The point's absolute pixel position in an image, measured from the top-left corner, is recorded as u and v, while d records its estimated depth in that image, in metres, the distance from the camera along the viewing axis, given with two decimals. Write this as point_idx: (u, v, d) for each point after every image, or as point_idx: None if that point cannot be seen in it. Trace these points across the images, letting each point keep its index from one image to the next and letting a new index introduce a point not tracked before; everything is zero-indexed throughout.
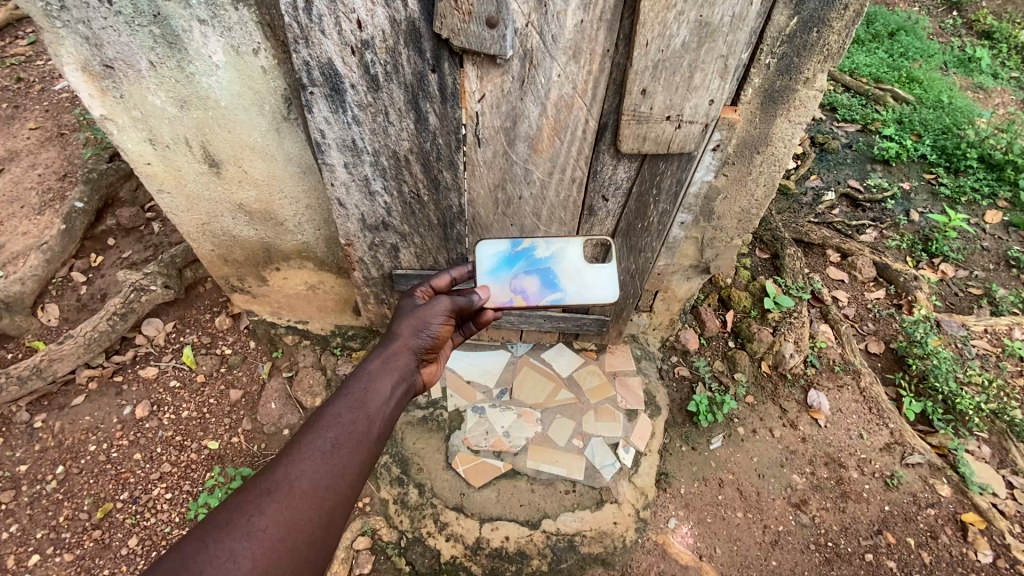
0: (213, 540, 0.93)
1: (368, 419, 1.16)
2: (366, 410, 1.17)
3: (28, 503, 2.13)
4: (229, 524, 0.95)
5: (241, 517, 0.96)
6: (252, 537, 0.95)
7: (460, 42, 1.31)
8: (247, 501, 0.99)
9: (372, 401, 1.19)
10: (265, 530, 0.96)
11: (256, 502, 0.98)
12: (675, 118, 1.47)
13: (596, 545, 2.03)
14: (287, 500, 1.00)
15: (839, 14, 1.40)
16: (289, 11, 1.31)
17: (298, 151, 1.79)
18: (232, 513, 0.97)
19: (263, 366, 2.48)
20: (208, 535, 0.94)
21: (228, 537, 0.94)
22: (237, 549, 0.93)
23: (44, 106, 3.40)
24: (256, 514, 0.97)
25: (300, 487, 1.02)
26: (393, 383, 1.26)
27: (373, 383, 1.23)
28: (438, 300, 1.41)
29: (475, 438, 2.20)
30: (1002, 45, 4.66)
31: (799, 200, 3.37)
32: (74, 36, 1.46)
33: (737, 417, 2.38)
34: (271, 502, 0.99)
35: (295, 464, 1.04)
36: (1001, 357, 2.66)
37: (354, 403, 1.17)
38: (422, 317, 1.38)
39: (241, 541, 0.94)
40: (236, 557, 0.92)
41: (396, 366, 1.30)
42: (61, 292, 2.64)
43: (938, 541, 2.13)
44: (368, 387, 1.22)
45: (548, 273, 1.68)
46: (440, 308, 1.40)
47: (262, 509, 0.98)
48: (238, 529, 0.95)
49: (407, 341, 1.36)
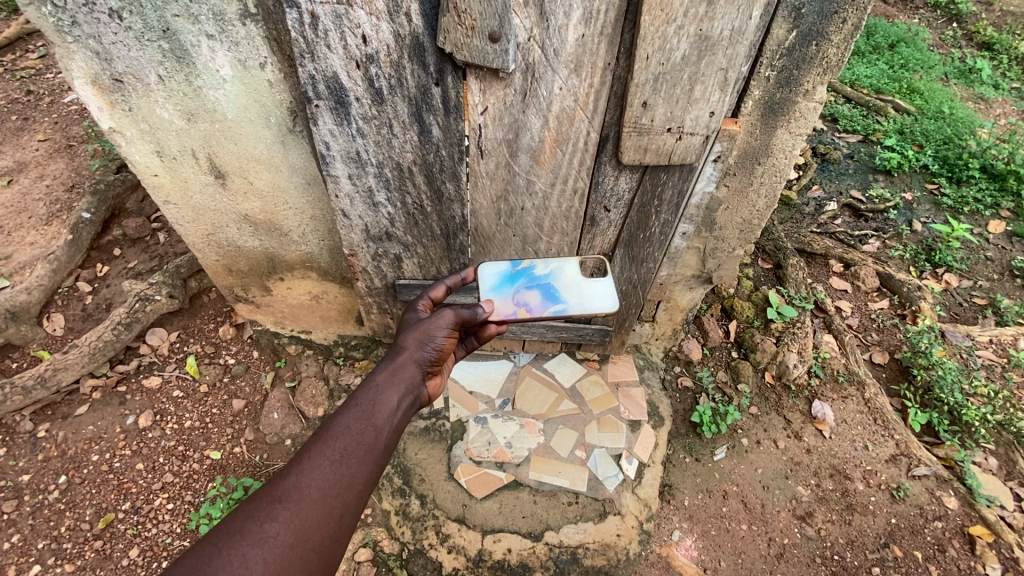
0: (226, 546, 0.94)
1: (376, 429, 1.16)
2: (374, 420, 1.17)
3: (30, 513, 2.13)
4: (241, 531, 0.96)
5: (252, 524, 0.97)
6: (264, 544, 0.96)
7: (463, 56, 1.33)
8: (258, 508, 0.99)
9: (380, 411, 1.19)
10: (278, 538, 0.97)
11: (268, 510, 0.99)
12: (675, 130, 1.48)
13: (598, 558, 2.01)
14: (297, 508, 1.01)
15: (838, 28, 1.41)
16: (295, 27, 1.33)
17: (303, 162, 1.81)
18: (244, 519, 0.97)
19: (265, 376, 2.49)
20: (221, 540, 0.95)
21: (240, 543, 0.95)
22: (250, 555, 0.94)
23: (53, 118, 3.44)
24: (269, 520, 0.98)
25: (311, 495, 1.03)
26: (401, 393, 1.26)
27: (382, 394, 1.23)
28: (443, 313, 1.41)
29: (477, 448, 2.19)
30: (1002, 56, 4.68)
31: (802, 209, 3.38)
32: (85, 51, 1.49)
33: (741, 428, 2.37)
34: (282, 510, 0.99)
35: (306, 473, 1.04)
36: (1006, 367, 2.64)
37: (363, 412, 1.17)
38: (427, 329, 1.38)
39: (252, 549, 0.95)
40: (248, 563, 0.93)
41: (403, 378, 1.30)
42: (67, 301, 2.66)
43: (945, 555, 2.11)
44: (377, 397, 1.21)
45: (549, 288, 1.71)
46: (445, 320, 1.40)
47: (274, 516, 0.98)
48: (250, 536, 0.95)
49: (413, 352, 1.36)
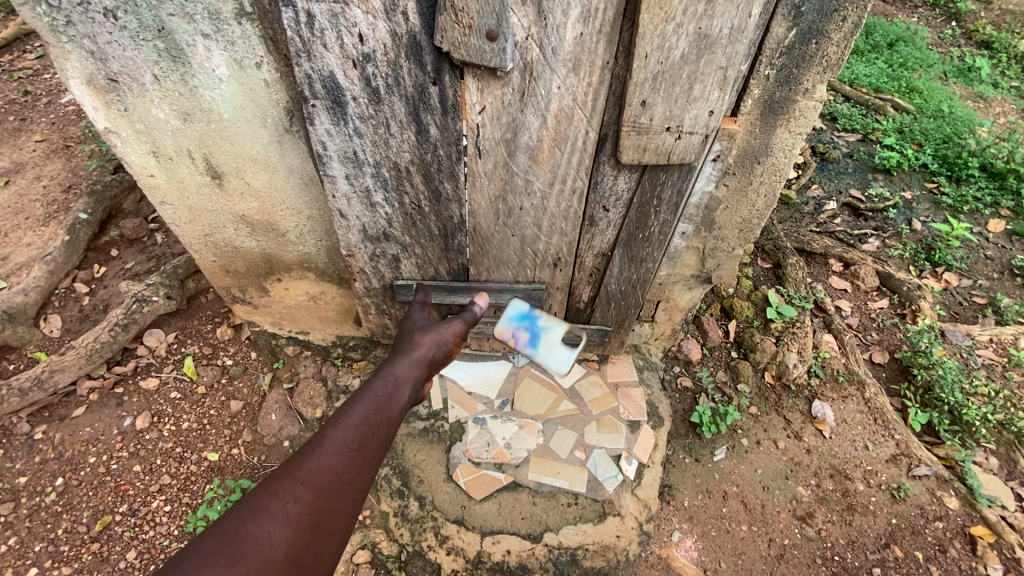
0: (251, 523, 0.96)
1: (391, 420, 1.21)
2: (389, 412, 1.22)
3: (27, 515, 2.12)
4: (264, 509, 0.98)
5: (273, 504, 0.99)
6: (287, 523, 0.98)
7: (460, 55, 1.32)
8: (278, 489, 1.02)
9: (393, 404, 1.24)
10: (299, 518, 1.00)
11: (291, 490, 1.02)
12: (674, 129, 1.47)
13: (598, 560, 2.01)
14: (318, 490, 1.04)
15: (838, 26, 1.40)
16: (291, 26, 1.32)
17: (300, 162, 1.80)
18: (266, 499, 1.00)
19: (263, 378, 2.48)
20: (244, 517, 0.97)
21: (264, 521, 0.97)
22: (274, 533, 0.97)
23: (50, 119, 3.43)
24: (292, 500, 1.00)
25: (331, 478, 1.06)
26: (412, 388, 1.32)
27: (394, 387, 1.28)
28: (455, 318, 1.51)
29: (476, 449, 2.18)
30: (1001, 54, 4.67)
31: (801, 208, 3.37)
32: (79, 50, 1.48)
33: (741, 429, 2.36)
34: (305, 491, 1.02)
35: (326, 456, 1.08)
36: (1007, 367, 2.63)
37: (378, 404, 1.22)
38: (440, 331, 1.47)
39: (272, 529, 0.97)
40: (269, 542, 0.96)
41: (415, 374, 1.36)
42: (64, 302, 2.65)
43: (946, 555, 2.10)
44: (390, 390, 1.27)
45: (541, 338, 2.00)
46: (457, 325, 1.49)
47: (297, 496, 1.01)
48: (271, 515, 0.98)
49: (423, 350, 1.43)
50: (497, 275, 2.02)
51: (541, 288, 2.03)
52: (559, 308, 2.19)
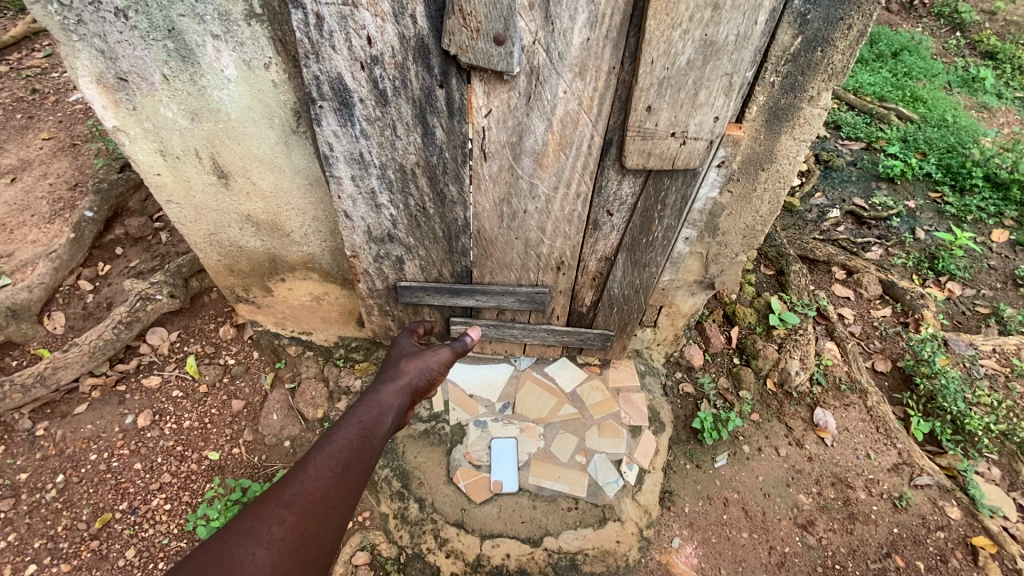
0: (236, 546, 0.99)
1: (373, 445, 1.27)
2: (372, 437, 1.28)
3: (27, 512, 2.12)
4: (250, 532, 1.02)
5: (260, 526, 1.03)
6: (272, 545, 1.02)
7: (468, 59, 1.33)
8: (264, 510, 1.06)
9: (377, 429, 1.31)
10: (283, 541, 1.03)
11: (275, 513, 1.05)
12: (679, 135, 1.48)
13: (597, 565, 2.00)
14: (301, 514, 1.08)
15: (844, 34, 1.41)
16: (301, 27, 1.33)
17: (306, 163, 1.81)
18: (252, 520, 1.03)
19: (265, 377, 2.48)
20: (229, 539, 1.00)
21: (249, 543, 1.00)
22: (259, 556, 1.00)
23: (58, 117, 3.45)
24: (276, 523, 1.04)
25: (314, 503, 1.10)
26: (394, 415, 1.38)
27: (377, 414, 1.34)
28: (439, 350, 1.62)
29: (477, 453, 2.18)
30: (1005, 66, 4.69)
31: (804, 216, 3.39)
32: (90, 49, 1.49)
33: (742, 435, 2.36)
34: (289, 514, 1.06)
35: (309, 480, 1.12)
36: (1010, 377, 2.62)
37: (361, 429, 1.28)
38: (423, 361, 1.57)
39: (261, 549, 1.01)
40: (257, 563, 0.99)
41: (397, 402, 1.43)
42: (68, 300, 2.66)
43: (948, 565, 2.09)
44: (374, 416, 1.33)
45: None
46: (440, 356, 1.60)
47: (282, 519, 1.05)
48: (258, 537, 1.02)
49: (407, 380, 1.51)
50: (501, 278, 2.02)
51: (544, 292, 2.04)
52: (562, 312, 2.19)
